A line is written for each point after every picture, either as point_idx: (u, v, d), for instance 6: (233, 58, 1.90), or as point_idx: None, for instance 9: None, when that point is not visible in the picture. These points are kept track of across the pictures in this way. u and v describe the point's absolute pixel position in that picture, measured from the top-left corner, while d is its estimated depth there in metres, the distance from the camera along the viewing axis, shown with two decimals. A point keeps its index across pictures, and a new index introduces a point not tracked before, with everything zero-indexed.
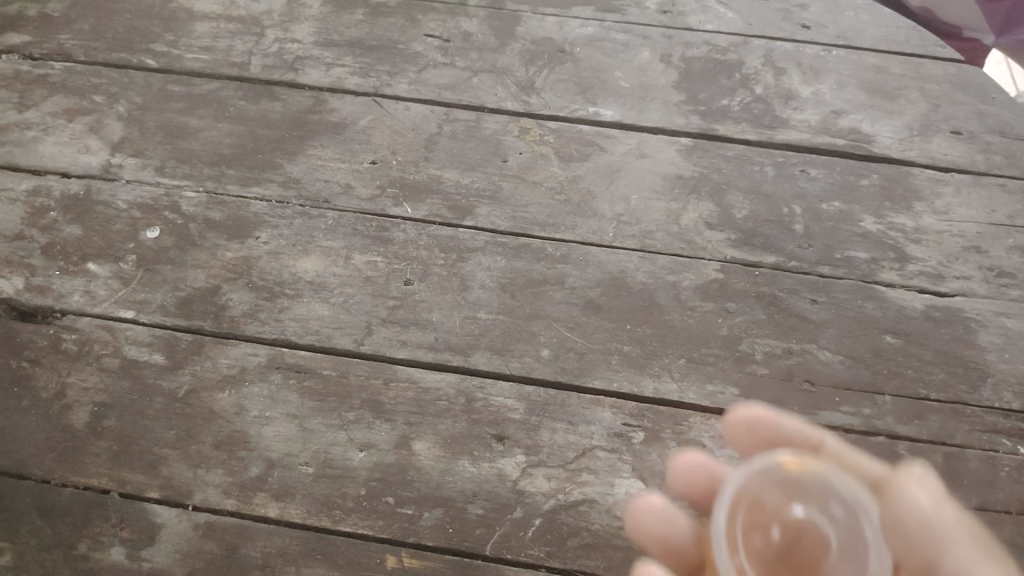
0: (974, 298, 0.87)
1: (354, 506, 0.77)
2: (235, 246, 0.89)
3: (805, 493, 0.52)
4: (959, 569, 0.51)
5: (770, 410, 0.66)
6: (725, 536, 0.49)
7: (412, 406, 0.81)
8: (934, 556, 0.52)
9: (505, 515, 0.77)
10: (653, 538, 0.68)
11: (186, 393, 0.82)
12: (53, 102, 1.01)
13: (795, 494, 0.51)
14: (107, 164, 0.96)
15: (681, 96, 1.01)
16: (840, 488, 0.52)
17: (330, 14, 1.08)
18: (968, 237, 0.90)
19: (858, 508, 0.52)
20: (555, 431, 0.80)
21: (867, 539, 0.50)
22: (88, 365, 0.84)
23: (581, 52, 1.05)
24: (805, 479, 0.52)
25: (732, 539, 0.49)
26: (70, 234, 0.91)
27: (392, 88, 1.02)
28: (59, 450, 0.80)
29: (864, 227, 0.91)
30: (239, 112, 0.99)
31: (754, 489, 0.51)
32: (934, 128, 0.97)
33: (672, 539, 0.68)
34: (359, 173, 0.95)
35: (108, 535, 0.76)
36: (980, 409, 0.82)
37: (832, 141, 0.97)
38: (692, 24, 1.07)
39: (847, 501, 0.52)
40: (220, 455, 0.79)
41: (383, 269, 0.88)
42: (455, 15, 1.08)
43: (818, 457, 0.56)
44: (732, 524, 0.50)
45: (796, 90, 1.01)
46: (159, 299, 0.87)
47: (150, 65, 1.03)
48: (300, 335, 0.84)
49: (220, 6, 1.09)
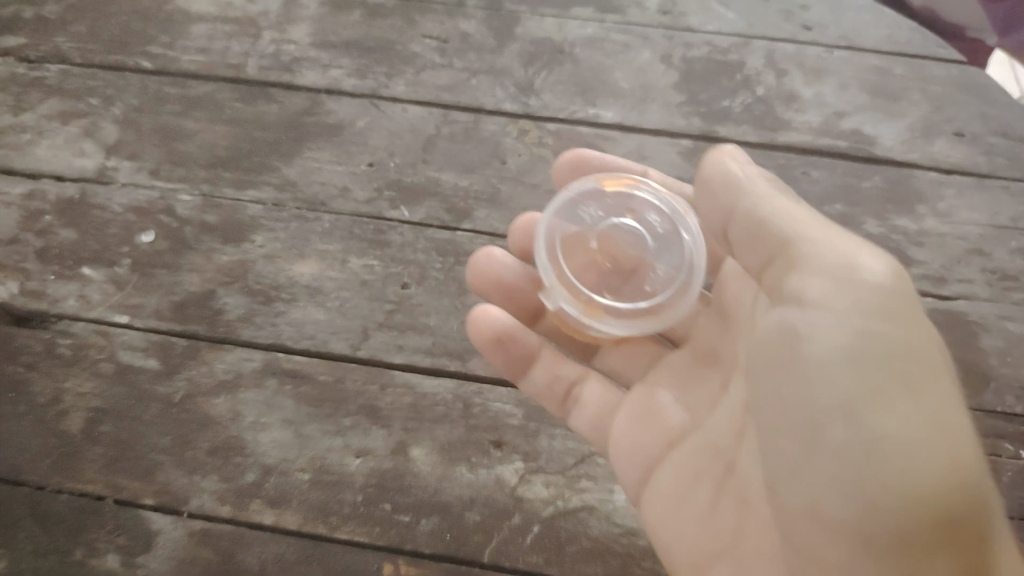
0: (977, 302, 0.86)
1: (350, 513, 0.76)
2: (231, 250, 0.89)
3: (616, 205, 0.71)
4: (750, 209, 0.54)
5: (591, 154, 0.81)
6: (545, 245, 0.67)
7: (409, 412, 0.80)
8: (739, 210, 0.55)
9: (503, 522, 0.76)
10: (497, 347, 0.71)
11: (182, 398, 0.81)
12: (49, 104, 1.00)
13: (608, 207, 0.71)
14: (102, 167, 0.95)
15: (681, 97, 1.00)
16: (653, 202, 0.71)
17: (327, 15, 1.07)
18: (971, 239, 0.89)
19: (670, 218, 0.69)
20: (554, 436, 0.79)
21: (680, 238, 0.68)
22: (83, 370, 0.83)
23: (580, 53, 1.04)
24: (616, 192, 0.71)
25: (552, 247, 0.68)
26: (65, 238, 0.90)
27: (390, 89, 1.01)
28: (53, 457, 0.80)
29: (866, 230, 0.90)
30: (235, 114, 0.98)
31: (570, 214, 0.70)
32: (937, 130, 0.96)
33: (521, 338, 0.72)
34: (356, 175, 0.94)
35: (103, 542, 0.76)
36: (983, 413, 0.81)
37: (834, 142, 0.96)
38: (692, 24, 1.05)
39: (664, 214, 0.70)
40: (215, 461, 0.79)
41: (380, 273, 0.87)
42: (453, 15, 1.07)
43: (624, 188, 0.71)
44: (551, 237, 0.68)
45: (798, 91, 1.00)
46: (154, 303, 0.86)
47: (145, 67, 1.03)
48: (297, 340, 0.84)
49: (216, 7, 1.08)
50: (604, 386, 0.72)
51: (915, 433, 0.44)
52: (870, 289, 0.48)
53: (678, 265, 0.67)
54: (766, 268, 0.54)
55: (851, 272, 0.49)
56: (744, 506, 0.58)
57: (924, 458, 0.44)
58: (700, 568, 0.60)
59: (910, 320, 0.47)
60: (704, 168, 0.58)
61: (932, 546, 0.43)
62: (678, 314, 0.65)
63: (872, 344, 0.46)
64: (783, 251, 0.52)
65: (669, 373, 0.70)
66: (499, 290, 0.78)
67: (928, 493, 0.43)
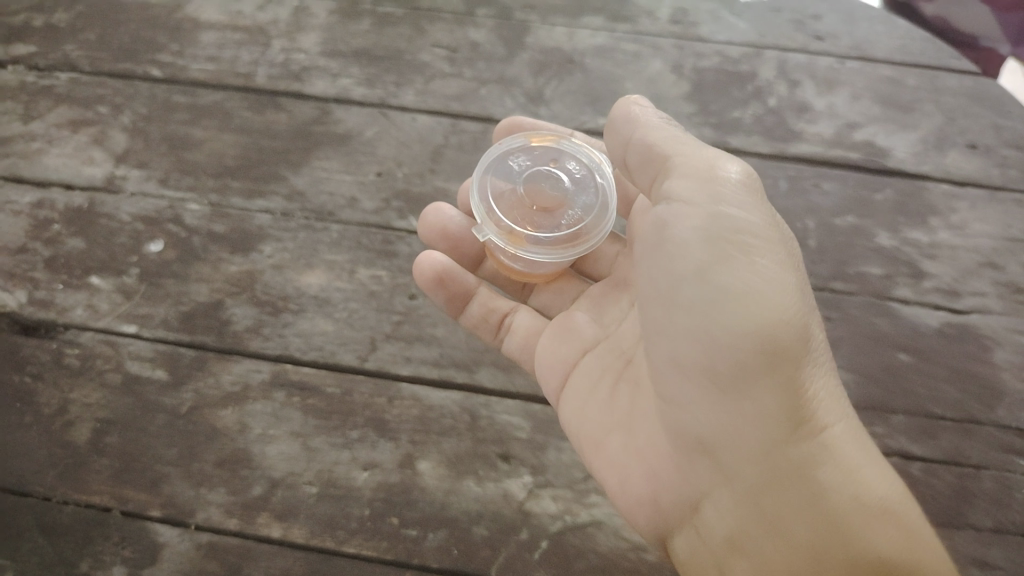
0: (991, 315, 0.85)
1: (357, 527, 0.76)
2: (239, 260, 0.88)
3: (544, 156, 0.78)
4: (645, 141, 0.66)
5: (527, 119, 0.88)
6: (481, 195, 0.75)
7: (416, 424, 0.80)
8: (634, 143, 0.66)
9: (510, 537, 0.75)
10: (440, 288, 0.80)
11: (189, 409, 0.81)
12: (59, 113, 1.00)
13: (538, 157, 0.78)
14: (111, 176, 0.95)
15: (691, 107, 0.99)
16: (574, 154, 0.78)
17: (337, 24, 1.07)
18: (984, 252, 0.88)
19: (589, 171, 0.77)
20: (562, 450, 0.79)
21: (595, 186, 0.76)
22: (90, 380, 0.83)
23: (590, 63, 1.03)
24: (544, 147, 0.79)
25: (488, 196, 0.75)
26: (74, 247, 0.90)
27: (398, 98, 1.00)
28: (60, 467, 0.79)
29: (878, 242, 0.89)
30: (244, 123, 0.98)
31: (505, 164, 0.77)
32: (950, 141, 0.94)
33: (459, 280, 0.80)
34: (365, 185, 0.93)
35: (109, 554, 0.76)
36: (997, 428, 0.79)
37: (846, 153, 0.95)
38: (703, 35, 1.05)
39: (583, 164, 0.78)
40: (222, 474, 0.78)
41: (388, 284, 0.87)
42: (463, 24, 1.07)
43: (551, 144, 0.79)
44: (488, 186, 0.76)
45: (809, 102, 0.99)
46: (162, 313, 0.86)
47: (155, 76, 1.03)
48: (304, 351, 0.83)
49: (226, 16, 1.08)
50: (534, 316, 0.81)
51: (763, 287, 0.58)
52: (730, 186, 0.61)
53: (593, 206, 0.75)
54: (656, 183, 0.66)
55: (715, 175, 0.62)
56: (639, 387, 0.69)
57: (766, 300, 0.58)
58: (601, 443, 0.69)
59: (761, 207, 0.61)
60: (615, 109, 0.68)
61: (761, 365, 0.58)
62: (589, 247, 0.74)
63: (727, 225, 0.60)
64: (665, 168, 0.64)
65: (587, 302, 0.80)
66: (445, 240, 0.86)
67: (765, 327, 0.58)
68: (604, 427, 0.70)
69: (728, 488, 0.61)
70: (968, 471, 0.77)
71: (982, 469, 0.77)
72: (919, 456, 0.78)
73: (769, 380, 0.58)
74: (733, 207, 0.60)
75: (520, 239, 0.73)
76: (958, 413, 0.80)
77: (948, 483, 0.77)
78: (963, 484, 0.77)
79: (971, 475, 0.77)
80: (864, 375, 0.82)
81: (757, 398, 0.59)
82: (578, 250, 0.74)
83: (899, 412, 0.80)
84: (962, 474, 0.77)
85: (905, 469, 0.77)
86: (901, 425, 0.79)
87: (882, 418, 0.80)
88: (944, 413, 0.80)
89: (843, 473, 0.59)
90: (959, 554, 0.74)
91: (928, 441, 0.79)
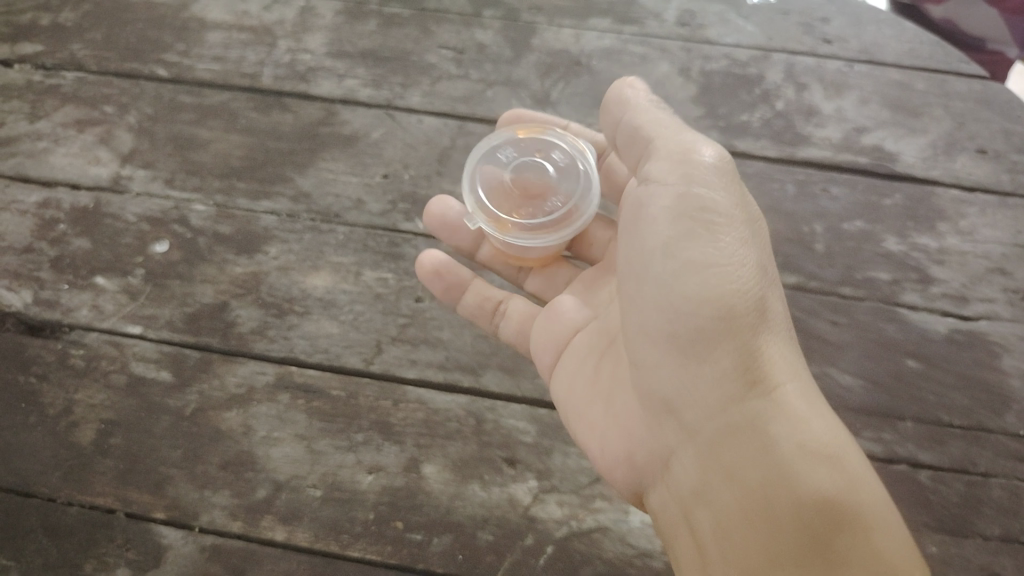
0: (1000, 322, 0.84)
1: (362, 531, 0.76)
2: (244, 261, 0.88)
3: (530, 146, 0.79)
4: (626, 121, 0.68)
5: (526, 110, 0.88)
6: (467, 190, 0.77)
7: (422, 428, 0.79)
8: (616, 124, 0.69)
9: (516, 542, 0.75)
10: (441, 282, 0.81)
11: (193, 411, 0.81)
12: (65, 112, 1.00)
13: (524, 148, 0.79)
14: (117, 176, 0.95)
15: (699, 110, 0.99)
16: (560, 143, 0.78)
17: (343, 24, 1.07)
18: (993, 258, 0.87)
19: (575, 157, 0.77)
20: (568, 455, 0.78)
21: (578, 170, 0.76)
22: (95, 381, 0.83)
23: (597, 65, 1.03)
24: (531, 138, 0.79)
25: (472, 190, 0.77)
26: (79, 247, 0.90)
27: (405, 100, 1.00)
28: (64, 468, 0.79)
29: (887, 247, 0.89)
30: (250, 124, 0.98)
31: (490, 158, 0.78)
32: (959, 146, 0.94)
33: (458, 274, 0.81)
34: (371, 187, 0.93)
35: (114, 556, 0.75)
36: (1005, 437, 0.79)
37: (854, 158, 0.94)
38: (710, 37, 1.04)
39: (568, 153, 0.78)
40: (227, 476, 0.78)
41: (393, 286, 0.87)
42: (469, 25, 1.06)
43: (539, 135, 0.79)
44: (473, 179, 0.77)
45: (817, 105, 0.98)
46: (167, 314, 0.86)
47: (161, 76, 1.03)
48: (309, 353, 0.83)
49: (232, 16, 1.08)
50: (529, 302, 0.81)
51: (722, 258, 0.59)
52: (698, 157, 0.62)
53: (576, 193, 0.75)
54: (636, 163, 0.68)
55: (685, 150, 0.63)
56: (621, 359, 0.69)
57: (725, 270, 0.59)
58: (580, 414, 0.70)
59: (730, 181, 0.62)
60: (609, 91, 0.71)
61: (711, 320, 0.59)
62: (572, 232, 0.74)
63: (693, 198, 0.61)
64: (645, 144, 0.66)
65: (579, 285, 0.82)
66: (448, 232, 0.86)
67: (718, 288, 0.58)
68: (587, 396, 0.70)
69: (691, 448, 0.60)
70: (977, 479, 0.77)
71: (990, 477, 0.77)
72: (927, 464, 0.78)
73: (725, 341, 0.58)
74: (700, 185, 0.61)
75: (505, 225, 0.74)
76: (966, 421, 0.80)
77: (957, 491, 0.77)
78: (971, 492, 0.77)
79: (979, 483, 0.77)
80: (872, 381, 0.82)
81: (712, 359, 0.59)
82: (560, 237, 0.74)
83: (907, 419, 0.80)
84: (970, 482, 0.77)
85: (913, 476, 0.77)
86: (909, 432, 0.79)
87: (889, 425, 0.80)
88: (952, 420, 0.80)
89: (796, 427, 0.56)
90: (966, 562, 0.74)
91: (936, 450, 0.78)
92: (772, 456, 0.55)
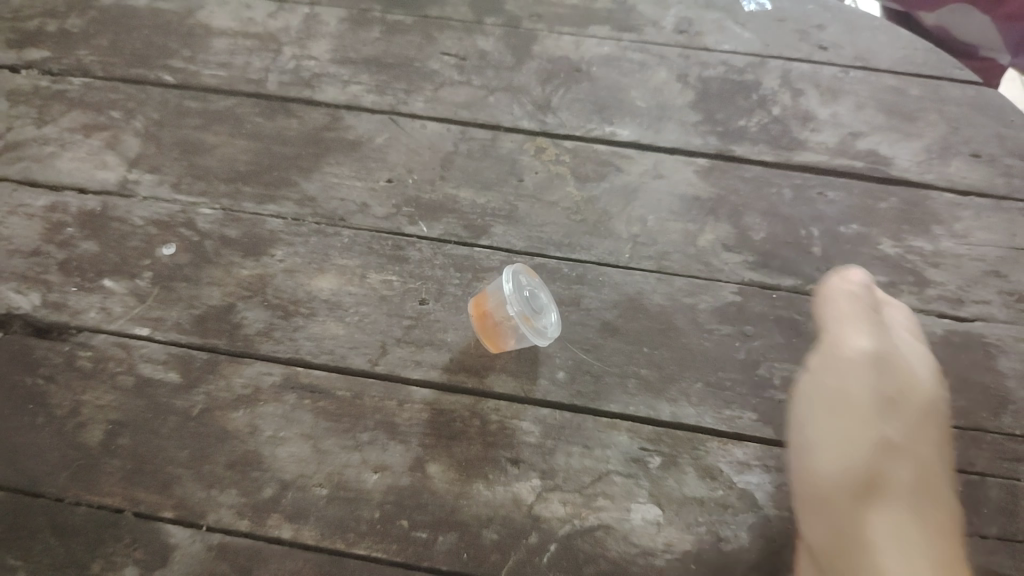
0: (994, 324, 0.85)
1: (368, 530, 0.76)
2: (251, 264, 0.89)
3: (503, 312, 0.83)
4: (879, 336, 0.80)
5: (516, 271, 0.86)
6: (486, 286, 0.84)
7: (427, 428, 0.80)
8: (831, 330, 0.81)
9: (520, 541, 0.76)
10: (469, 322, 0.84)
11: (201, 412, 0.82)
12: (72, 117, 1.01)
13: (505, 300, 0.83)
14: (124, 180, 0.96)
15: (698, 116, 1.01)
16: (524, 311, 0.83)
17: (347, 31, 1.08)
18: (988, 261, 0.89)
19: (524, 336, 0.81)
20: (571, 455, 0.79)
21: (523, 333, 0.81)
22: (103, 382, 0.83)
23: (597, 72, 1.05)
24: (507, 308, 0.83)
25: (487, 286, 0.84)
26: (86, 250, 0.91)
27: (408, 106, 1.02)
28: (72, 469, 0.80)
29: (882, 250, 0.90)
30: (255, 129, 1.00)
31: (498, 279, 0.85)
32: (953, 151, 0.96)
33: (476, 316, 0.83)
34: (375, 191, 0.94)
35: (121, 555, 0.76)
36: (1001, 436, 0.80)
37: (850, 162, 0.96)
38: (708, 44, 1.06)
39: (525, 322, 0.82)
40: (234, 475, 0.79)
41: (398, 288, 0.88)
42: (471, 33, 1.08)
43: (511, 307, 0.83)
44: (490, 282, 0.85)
45: (814, 111, 1.00)
46: (174, 316, 0.87)
47: (167, 81, 1.04)
48: (315, 354, 0.84)
49: (237, 23, 1.09)
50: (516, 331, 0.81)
51: (879, 389, 0.78)
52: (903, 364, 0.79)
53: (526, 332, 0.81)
54: (822, 373, 0.79)
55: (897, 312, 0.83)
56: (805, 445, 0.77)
57: (884, 396, 0.77)
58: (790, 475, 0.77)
59: (885, 340, 0.80)
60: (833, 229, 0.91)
61: (879, 448, 0.75)
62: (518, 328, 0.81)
63: (866, 351, 0.79)
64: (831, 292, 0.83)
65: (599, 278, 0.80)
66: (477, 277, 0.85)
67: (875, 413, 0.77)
68: (792, 443, 0.78)
69: (830, 520, 0.71)
70: (974, 478, 0.78)
71: (987, 477, 0.78)
72: None
73: (883, 463, 0.74)
74: (865, 340, 0.79)
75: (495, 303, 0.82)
76: (961, 421, 0.81)
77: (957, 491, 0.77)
78: (971, 491, 0.78)
79: (977, 482, 0.78)
80: None
81: (855, 458, 0.74)
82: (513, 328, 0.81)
83: None
84: (968, 482, 0.78)
85: None
86: None
87: None
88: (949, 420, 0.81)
89: (906, 558, 0.67)
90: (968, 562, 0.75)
91: None
92: (864, 540, 0.69)
